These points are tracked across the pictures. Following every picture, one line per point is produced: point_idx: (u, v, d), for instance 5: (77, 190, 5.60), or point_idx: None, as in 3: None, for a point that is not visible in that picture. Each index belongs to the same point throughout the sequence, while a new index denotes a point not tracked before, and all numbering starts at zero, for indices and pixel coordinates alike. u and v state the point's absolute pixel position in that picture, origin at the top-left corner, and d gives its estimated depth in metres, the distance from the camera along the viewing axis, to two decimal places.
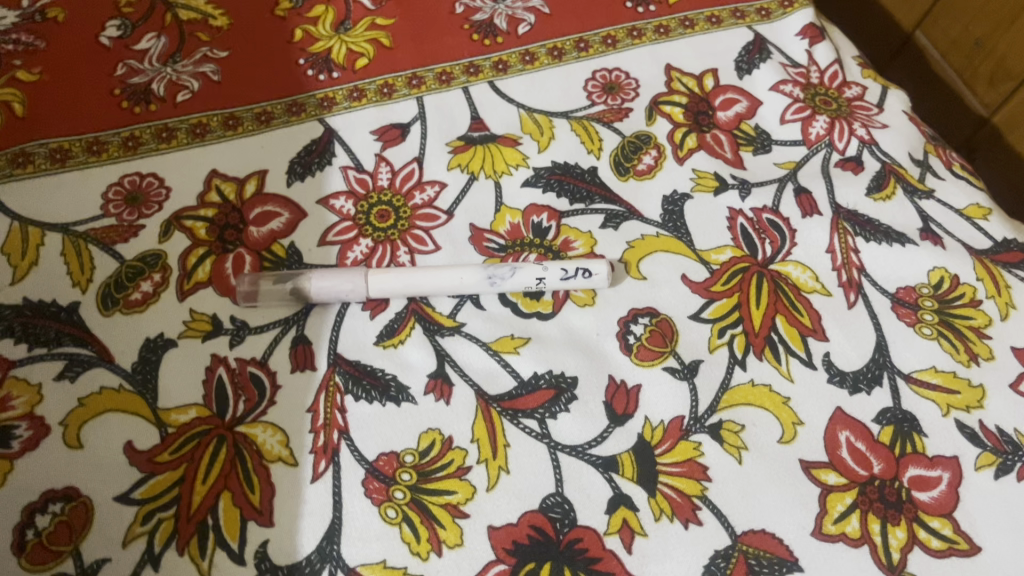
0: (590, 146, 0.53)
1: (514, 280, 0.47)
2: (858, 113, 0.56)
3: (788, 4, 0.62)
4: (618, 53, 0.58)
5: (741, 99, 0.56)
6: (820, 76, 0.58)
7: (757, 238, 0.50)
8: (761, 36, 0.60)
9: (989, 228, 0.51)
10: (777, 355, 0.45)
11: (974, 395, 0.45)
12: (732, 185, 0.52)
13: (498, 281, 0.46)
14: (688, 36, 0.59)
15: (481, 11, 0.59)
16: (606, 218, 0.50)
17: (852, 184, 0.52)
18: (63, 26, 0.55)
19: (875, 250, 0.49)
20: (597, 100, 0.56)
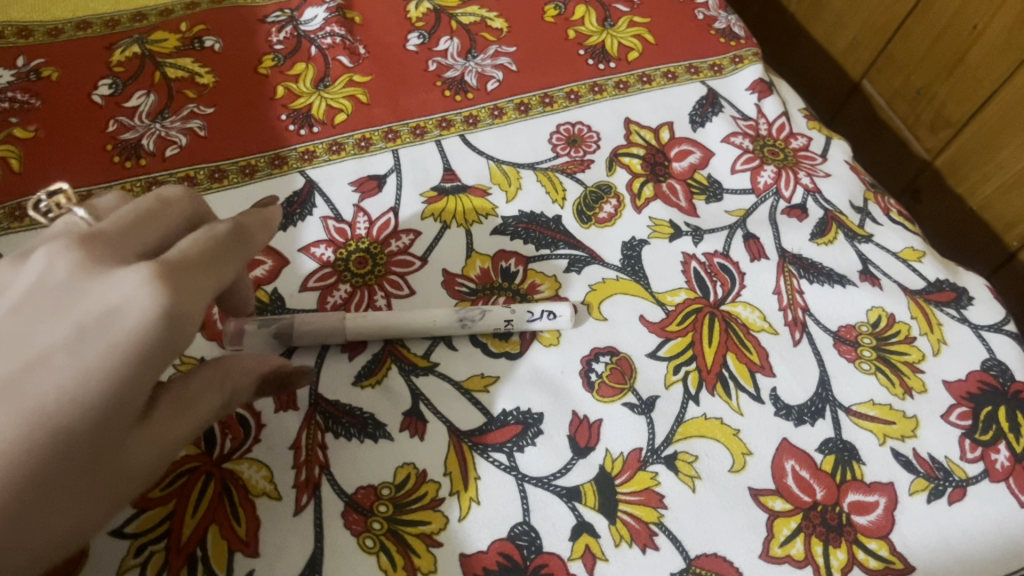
0: (554, 196, 0.57)
1: (485, 323, 0.50)
2: (803, 162, 0.60)
3: (739, 60, 0.66)
4: (581, 108, 0.62)
5: (695, 150, 0.61)
6: (768, 128, 0.62)
7: (709, 281, 0.54)
8: (714, 91, 0.64)
9: (923, 270, 0.56)
10: (728, 390, 0.49)
11: (909, 425, 0.48)
12: (686, 231, 0.56)
13: (469, 323, 0.50)
14: (646, 91, 0.63)
15: (453, 68, 0.63)
16: (569, 263, 0.54)
17: (797, 230, 0.56)
18: (57, 85, 0.58)
19: (818, 291, 0.53)
20: (561, 152, 0.60)
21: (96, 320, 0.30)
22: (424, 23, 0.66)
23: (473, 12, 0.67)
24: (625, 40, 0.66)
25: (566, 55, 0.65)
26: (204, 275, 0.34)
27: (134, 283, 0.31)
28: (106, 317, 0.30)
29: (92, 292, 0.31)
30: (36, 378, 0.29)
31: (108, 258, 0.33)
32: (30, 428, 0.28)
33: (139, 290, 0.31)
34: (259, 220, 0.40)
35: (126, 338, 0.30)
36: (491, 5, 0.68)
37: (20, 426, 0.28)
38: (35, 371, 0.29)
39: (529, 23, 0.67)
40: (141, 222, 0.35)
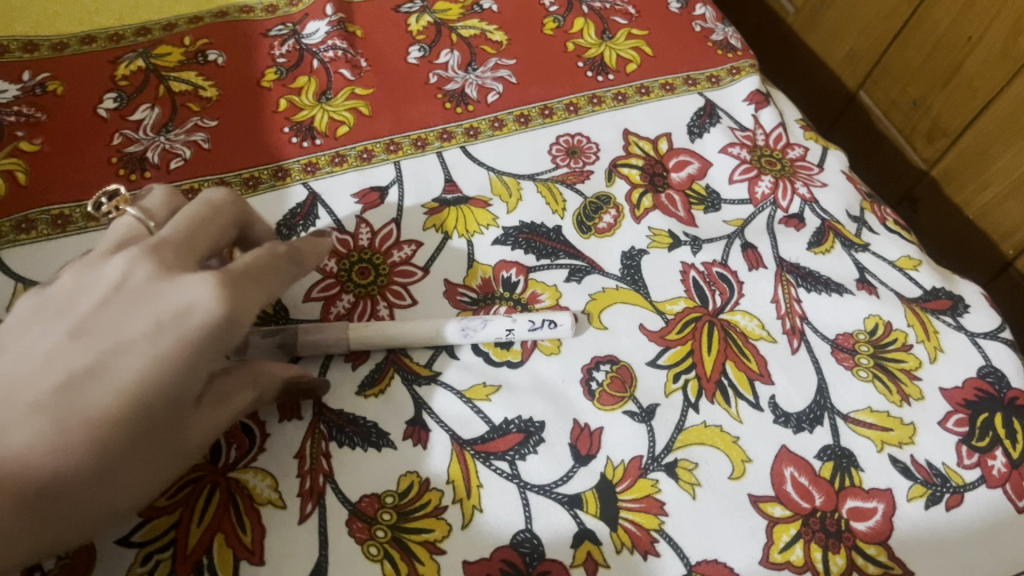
0: (554, 207, 0.58)
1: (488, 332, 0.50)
2: (800, 172, 0.61)
3: (736, 71, 0.67)
4: (580, 119, 0.63)
5: (693, 161, 0.61)
6: (766, 139, 0.63)
7: (708, 290, 0.54)
8: (711, 102, 0.65)
9: (919, 278, 0.56)
10: (727, 398, 0.50)
11: (906, 432, 0.49)
12: (685, 241, 0.56)
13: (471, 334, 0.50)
14: (644, 102, 0.64)
15: (454, 80, 0.64)
16: (570, 273, 0.55)
17: (794, 239, 0.57)
18: (62, 99, 0.59)
19: (815, 300, 0.54)
20: (561, 163, 0.60)
21: (172, 317, 0.35)
22: (425, 36, 0.67)
23: (473, 24, 0.68)
24: (624, 52, 0.67)
25: (565, 68, 0.65)
26: (258, 286, 0.40)
27: (203, 285, 0.37)
28: (179, 315, 0.36)
29: (167, 292, 0.36)
30: (121, 363, 0.34)
31: (176, 263, 0.38)
32: (116, 404, 0.34)
33: (206, 293, 0.36)
34: (304, 242, 0.46)
35: (195, 333, 0.36)
36: (491, 18, 0.68)
37: (111, 403, 0.34)
38: (122, 356, 0.34)
39: (528, 35, 0.67)
40: (202, 227, 0.41)
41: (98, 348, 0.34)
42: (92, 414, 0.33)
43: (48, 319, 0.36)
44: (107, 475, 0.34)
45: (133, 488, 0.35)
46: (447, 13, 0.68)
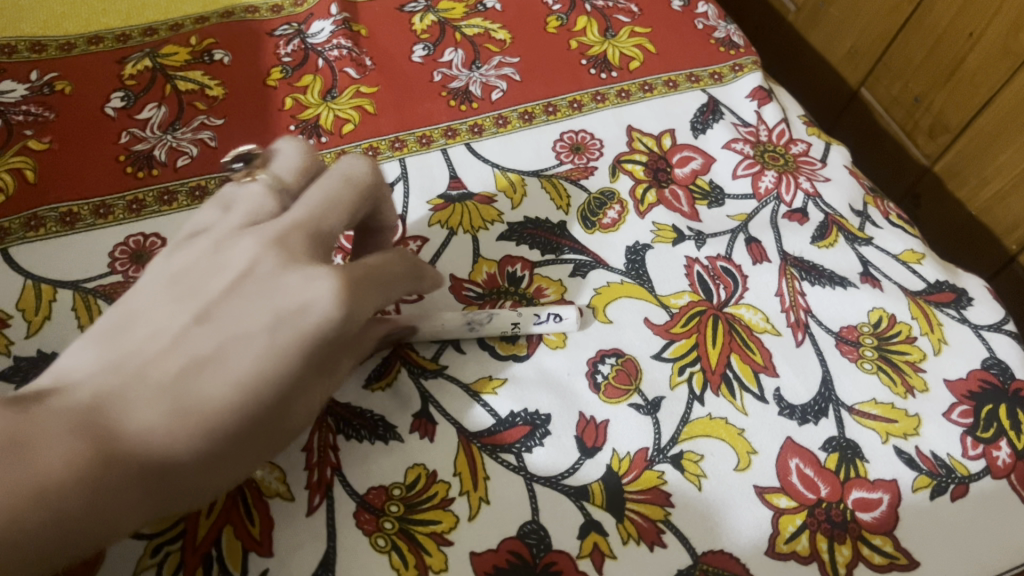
0: (559, 203, 0.58)
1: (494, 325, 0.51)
2: (803, 167, 0.61)
3: (739, 68, 0.67)
4: (583, 116, 0.63)
5: (696, 156, 0.62)
6: (768, 134, 0.63)
7: (712, 284, 0.54)
8: (714, 98, 0.65)
9: (922, 271, 0.56)
10: (732, 390, 0.50)
11: (911, 423, 0.49)
12: (689, 236, 0.57)
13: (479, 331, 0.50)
14: (648, 99, 0.65)
15: (458, 78, 0.64)
16: (574, 268, 0.55)
17: (798, 234, 0.57)
18: (70, 98, 0.59)
19: (819, 293, 0.54)
20: (565, 159, 0.61)
21: (291, 313, 0.34)
22: (429, 35, 0.67)
23: (476, 23, 0.68)
24: (627, 50, 0.67)
25: (568, 65, 0.66)
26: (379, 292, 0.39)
27: (325, 282, 0.35)
28: (298, 313, 0.34)
29: (288, 284, 0.35)
30: (234, 353, 0.33)
31: (301, 246, 0.37)
32: (236, 394, 0.32)
33: (328, 293, 0.35)
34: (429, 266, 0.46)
35: (308, 332, 0.34)
36: (494, 17, 0.69)
37: (227, 392, 0.32)
38: (235, 348, 0.33)
39: (531, 34, 0.68)
40: (353, 216, 0.41)
41: (203, 336, 0.33)
42: (202, 400, 0.32)
43: (168, 295, 0.34)
44: (212, 462, 0.32)
45: (225, 479, 0.34)
46: (451, 12, 0.69)
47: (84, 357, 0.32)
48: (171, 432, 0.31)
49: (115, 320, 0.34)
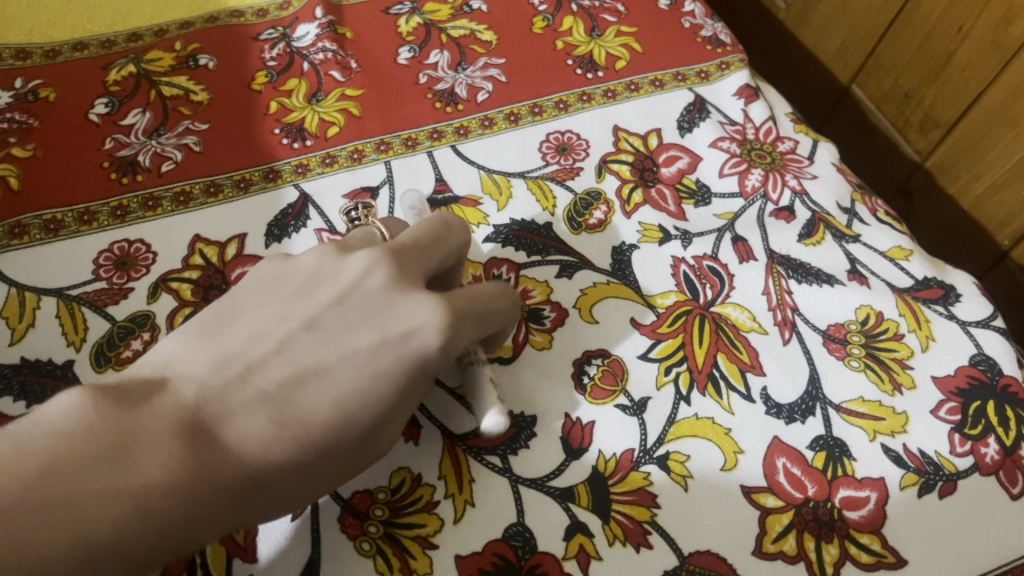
0: (545, 204, 0.58)
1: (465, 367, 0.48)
2: (790, 165, 0.61)
3: (725, 66, 0.67)
4: (569, 117, 0.63)
5: (683, 155, 0.61)
6: (755, 132, 0.63)
7: (698, 283, 0.54)
8: (701, 97, 0.65)
9: (911, 268, 0.56)
10: (719, 390, 0.50)
11: (898, 421, 0.49)
12: (675, 235, 0.57)
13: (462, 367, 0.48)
14: (634, 98, 0.64)
15: (443, 80, 0.64)
16: (561, 269, 0.55)
17: (784, 232, 0.57)
18: (55, 104, 0.59)
19: (806, 291, 0.54)
20: (551, 160, 0.61)
21: (395, 338, 0.36)
22: (414, 37, 0.67)
23: (462, 25, 0.68)
24: (613, 49, 0.67)
25: (554, 66, 0.66)
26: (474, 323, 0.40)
27: (429, 310, 0.37)
28: (401, 338, 0.36)
29: (396, 309, 0.37)
30: (340, 369, 0.35)
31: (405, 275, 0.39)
32: (334, 411, 0.34)
33: (430, 319, 0.37)
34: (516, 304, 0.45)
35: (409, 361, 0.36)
36: (480, 18, 0.69)
37: (327, 408, 0.34)
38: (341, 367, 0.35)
39: (517, 34, 0.68)
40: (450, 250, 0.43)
41: (316, 353, 0.36)
42: (308, 414, 0.34)
43: (284, 308, 0.37)
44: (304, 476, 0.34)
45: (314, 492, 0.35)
46: (437, 14, 0.69)
47: (201, 354, 0.35)
48: (275, 445, 0.33)
49: (213, 325, 0.36)
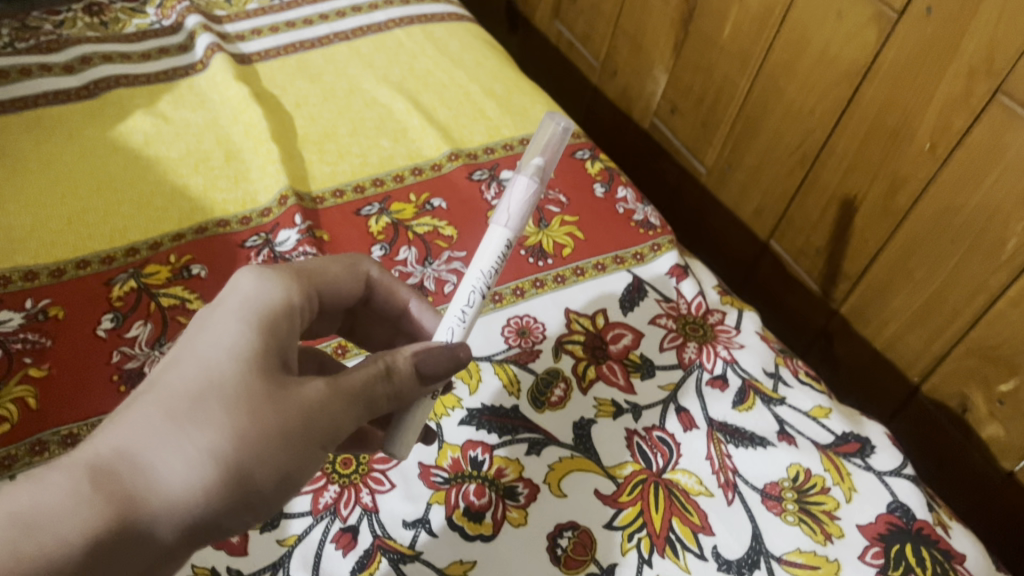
0: (510, 388, 0.65)
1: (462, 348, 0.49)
2: (721, 336, 0.71)
3: (657, 247, 0.77)
4: (526, 302, 0.71)
5: (627, 332, 0.70)
6: (688, 307, 0.73)
7: (650, 452, 0.62)
8: (638, 278, 0.74)
9: (831, 425, 0.65)
10: (675, 551, 0.57)
11: (832, 568, 0.56)
12: (626, 408, 0.65)
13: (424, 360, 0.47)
14: (580, 281, 0.74)
15: (413, 274, 0.73)
16: (529, 446, 0.62)
17: (720, 400, 0.65)
18: (63, 323, 0.65)
19: (742, 453, 0.62)
20: (513, 343, 0.68)
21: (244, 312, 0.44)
22: (384, 236, 0.75)
23: (426, 222, 0.77)
24: (559, 238, 0.76)
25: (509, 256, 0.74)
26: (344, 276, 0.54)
27: (272, 277, 0.47)
28: (243, 306, 0.44)
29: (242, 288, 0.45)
30: (191, 359, 0.42)
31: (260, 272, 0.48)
32: (186, 386, 0.40)
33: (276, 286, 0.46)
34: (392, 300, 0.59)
35: (257, 319, 0.44)
36: (442, 215, 0.78)
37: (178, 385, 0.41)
38: (193, 356, 0.42)
39: (475, 229, 0.77)
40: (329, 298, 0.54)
41: (168, 364, 0.42)
42: (154, 398, 0.40)
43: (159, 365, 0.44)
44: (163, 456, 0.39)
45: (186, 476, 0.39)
46: (403, 213, 0.77)
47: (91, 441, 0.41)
48: (138, 428, 0.39)
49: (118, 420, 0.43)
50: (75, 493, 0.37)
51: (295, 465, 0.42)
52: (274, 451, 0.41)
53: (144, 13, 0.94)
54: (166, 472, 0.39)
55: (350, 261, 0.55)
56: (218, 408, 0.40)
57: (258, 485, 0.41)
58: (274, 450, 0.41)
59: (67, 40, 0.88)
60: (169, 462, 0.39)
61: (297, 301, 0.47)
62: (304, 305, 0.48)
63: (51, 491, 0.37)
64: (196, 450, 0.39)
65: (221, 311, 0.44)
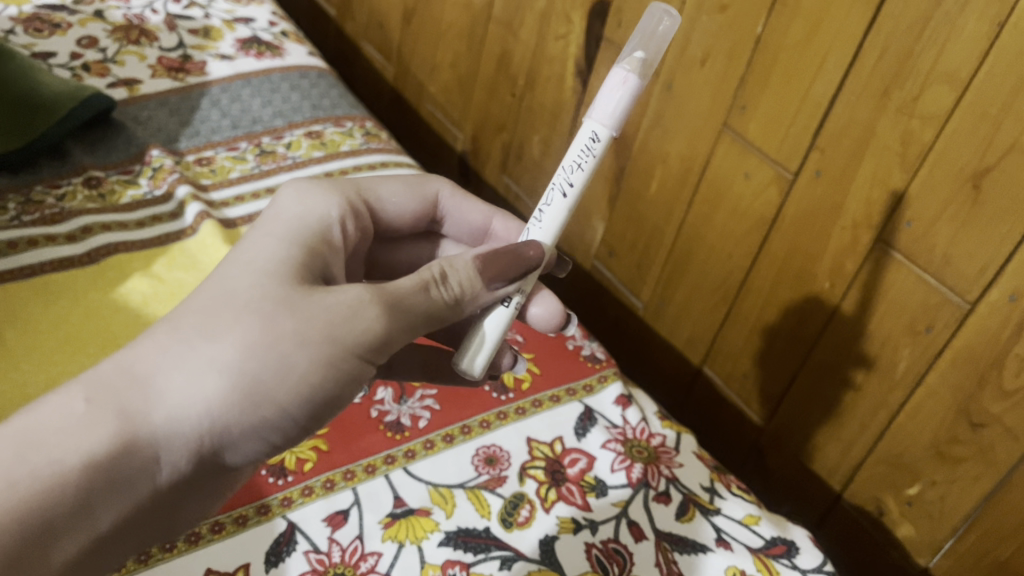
0: (482, 510, 0.74)
1: (531, 248, 0.61)
2: (663, 456, 0.81)
3: (604, 379, 0.88)
4: (492, 432, 0.81)
5: (582, 457, 0.80)
6: (634, 432, 0.83)
7: (608, 562, 0.71)
8: (588, 407, 0.85)
9: (761, 530, 0.76)
10: None
11: None
12: (585, 524, 0.74)
13: (491, 260, 0.59)
14: (538, 412, 0.84)
15: (391, 412, 0.81)
16: (501, 562, 0.70)
17: (665, 513, 0.76)
18: None
19: (687, 558, 0.72)
20: (482, 470, 0.78)
21: (274, 241, 0.58)
22: None
23: None
24: (518, 374, 0.87)
25: (476, 393, 0.84)
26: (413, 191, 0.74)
27: (305, 213, 0.62)
28: (274, 238, 0.58)
29: (277, 225, 0.60)
30: (226, 277, 0.55)
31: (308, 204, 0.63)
32: (208, 302, 0.53)
33: (310, 222, 0.61)
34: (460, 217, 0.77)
35: (287, 247, 0.57)
36: None
37: (201, 302, 0.53)
38: (224, 278, 0.55)
39: None
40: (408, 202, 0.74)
41: (204, 286, 0.55)
42: (179, 318, 0.53)
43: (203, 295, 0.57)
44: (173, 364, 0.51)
45: (195, 381, 0.50)
46: None
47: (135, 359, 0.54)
48: (163, 341, 0.52)
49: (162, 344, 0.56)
50: (95, 403, 0.50)
51: (309, 373, 0.51)
52: (281, 355, 0.51)
53: (138, 184, 1.05)
54: (176, 382, 0.51)
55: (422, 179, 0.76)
56: (229, 319, 0.52)
57: (268, 388, 0.51)
58: (283, 354, 0.51)
59: (69, 213, 0.98)
60: (181, 370, 0.51)
61: (331, 228, 0.62)
62: (334, 222, 0.63)
63: (78, 404, 0.50)
64: (208, 358, 0.51)
65: (255, 239, 0.58)
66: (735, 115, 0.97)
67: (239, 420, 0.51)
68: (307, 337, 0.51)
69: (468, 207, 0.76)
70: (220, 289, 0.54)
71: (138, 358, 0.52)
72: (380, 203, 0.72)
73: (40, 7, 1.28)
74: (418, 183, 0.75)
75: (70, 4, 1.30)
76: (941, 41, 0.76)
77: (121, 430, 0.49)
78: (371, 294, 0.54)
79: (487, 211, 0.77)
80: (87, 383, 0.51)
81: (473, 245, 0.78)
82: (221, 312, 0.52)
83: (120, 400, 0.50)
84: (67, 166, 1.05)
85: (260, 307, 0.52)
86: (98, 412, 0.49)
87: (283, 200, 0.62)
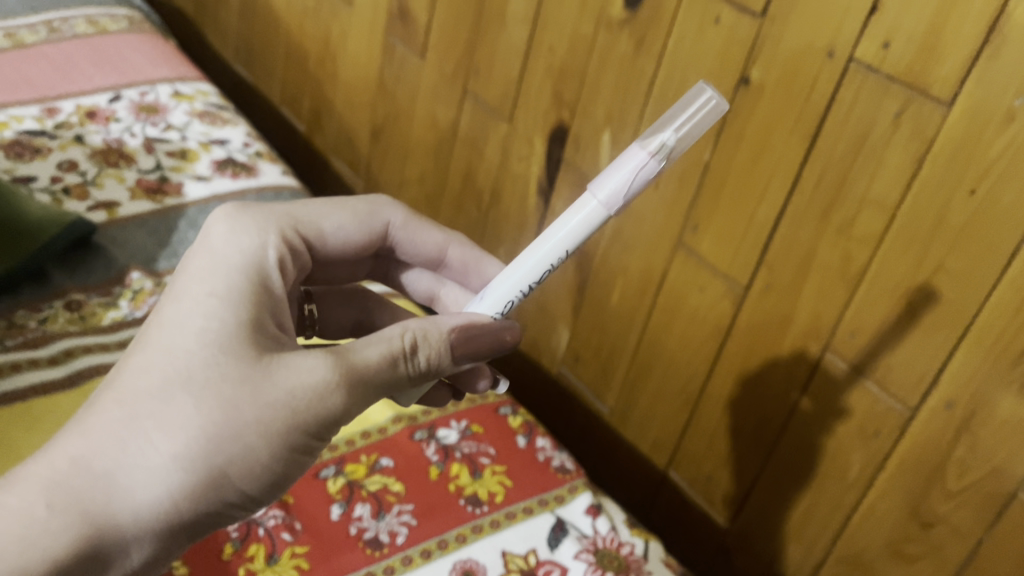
0: None
1: (510, 331, 0.67)
2: (632, 565, 0.86)
3: (574, 489, 0.92)
4: (467, 546, 0.84)
5: (555, 568, 0.83)
6: (605, 541, 0.87)
7: None
8: (560, 518, 0.89)
9: None
10: None
11: None
12: None
13: (465, 337, 0.64)
14: (512, 524, 0.87)
15: (369, 529, 0.84)
16: None
17: None
18: None
19: None
20: None
21: (215, 295, 0.60)
22: (341, 494, 0.86)
23: (377, 479, 0.89)
24: (491, 487, 0.90)
25: (450, 507, 0.87)
26: (358, 222, 0.77)
27: (239, 249, 0.65)
28: (215, 290, 0.60)
29: (214, 271, 0.62)
30: (172, 349, 0.57)
31: (238, 234, 0.66)
32: (159, 384, 0.56)
33: (246, 260, 0.64)
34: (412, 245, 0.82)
35: (228, 304, 0.60)
36: (390, 473, 0.90)
37: (152, 381, 0.56)
38: (171, 352, 0.57)
39: (419, 485, 0.89)
40: (354, 231, 0.77)
41: (152, 354, 0.58)
42: (130, 402, 0.56)
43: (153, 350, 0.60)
44: (132, 460, 0.55)
45: (155, 478, 0.55)
46: (356, 473, 0.89)
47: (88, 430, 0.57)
48: (117, 429, 0.55)
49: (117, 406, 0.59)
50: (61, 505, 0.54)
51: (268, 457, 0.57)
52: (240, 445, 0.56)
53: (118, 305, 1.08)
54: (137, 478, 0.55)
55: (373, 208, 0.79)
56: (183, 410, 0.55)
57: (231, 476, 0.56)
58: (243, 446, 0.56)
59: (51, 335, 1.01)
60: (141, 466, 0.55)
61: (265, 260, 0.65)
62: (274, 264, 0.66)
63: (44, 501, 0.54)
64: (168, 452, 0.55)
65: (196, 294, 0.60)
66: (689, 233, 1.04)
67: (202, 506, 0.57)
68: (265, 426, 0.56)
69: (422, 237, 0.81)
70: (169, 366, 0.57)
71: (93, 450, 0.55)
72: (323, 236, 0.75)
73: (21, 133, 1.32)
74: (366, 213, 0.78)
75: (50, 129, 1.34)
76: (871, 172, 0.84)
77: (89, 530, 0.54)
78: (336, 374, 0.58)
79: (443, 241, 0.83)
80: (51, 477, 0.55)
81: (432, 267, 0.85)
82: (175, 398, 0.56)
83: (84, 501, 0.54)
84: (47, 289, 1.08)
85: (214, 398, 0.56)
86: (67, 515, 0.54)
87: (217, 242, 0.64)
